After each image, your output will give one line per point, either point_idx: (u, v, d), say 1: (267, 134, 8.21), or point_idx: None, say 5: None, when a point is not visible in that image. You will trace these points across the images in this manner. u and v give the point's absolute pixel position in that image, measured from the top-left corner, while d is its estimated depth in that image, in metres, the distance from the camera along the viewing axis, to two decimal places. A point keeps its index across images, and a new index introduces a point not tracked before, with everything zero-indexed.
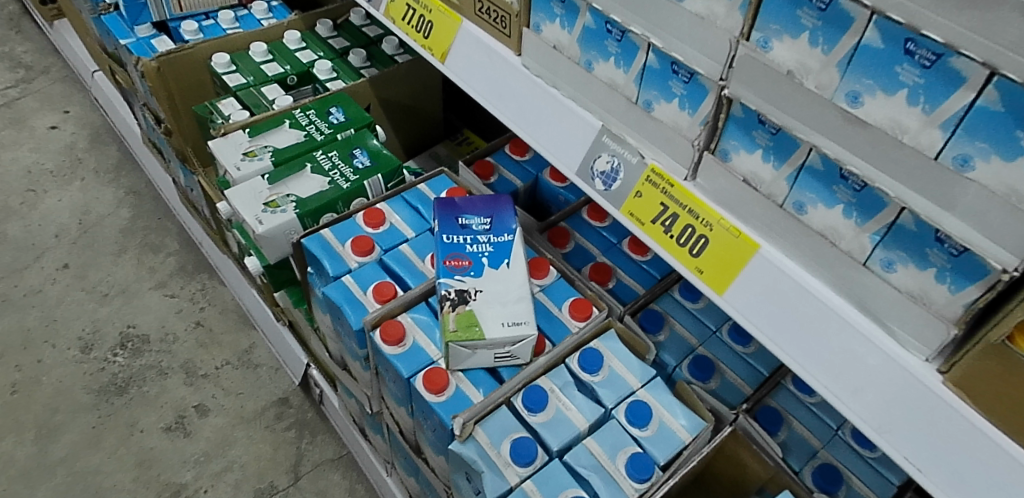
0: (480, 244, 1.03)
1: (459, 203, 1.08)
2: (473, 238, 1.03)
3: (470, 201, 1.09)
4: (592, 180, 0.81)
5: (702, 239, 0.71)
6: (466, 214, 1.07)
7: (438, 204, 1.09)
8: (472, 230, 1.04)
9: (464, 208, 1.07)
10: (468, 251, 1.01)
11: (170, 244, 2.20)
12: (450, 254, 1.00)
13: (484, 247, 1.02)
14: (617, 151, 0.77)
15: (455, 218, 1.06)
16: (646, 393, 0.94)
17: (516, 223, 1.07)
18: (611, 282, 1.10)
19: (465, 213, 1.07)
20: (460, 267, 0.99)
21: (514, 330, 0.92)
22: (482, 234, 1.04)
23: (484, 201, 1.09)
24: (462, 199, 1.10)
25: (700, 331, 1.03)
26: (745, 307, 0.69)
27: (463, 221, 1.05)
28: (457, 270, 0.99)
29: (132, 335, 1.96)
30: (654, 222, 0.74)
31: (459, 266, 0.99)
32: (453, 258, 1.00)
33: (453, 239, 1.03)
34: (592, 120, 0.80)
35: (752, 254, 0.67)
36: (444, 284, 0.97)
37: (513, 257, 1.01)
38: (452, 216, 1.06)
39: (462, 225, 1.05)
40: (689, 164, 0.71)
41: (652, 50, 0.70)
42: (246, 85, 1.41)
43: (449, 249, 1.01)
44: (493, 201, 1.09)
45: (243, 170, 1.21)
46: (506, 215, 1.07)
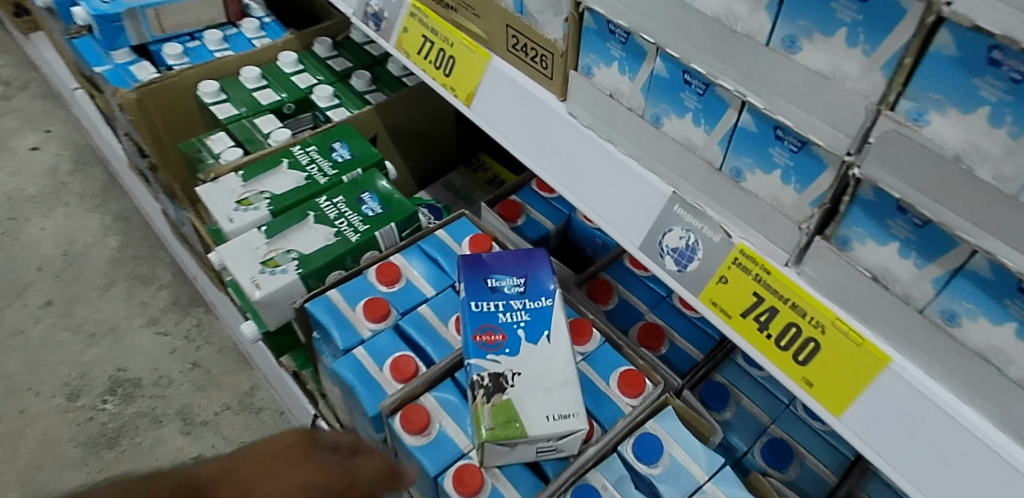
0: (515, 312, 0.88)
1: (487, 261, 0.94)
2: (505, 305, 0.89)
3: (500, 258, 0.94)
4: (661, 258, 0.66)
5: (811, 343, 0.57)
6: (495, 274, 0.92)
7: (463, 262, 0.94)
8: (504, 295, 0.90)
9: (493, 268, 0.93)
10: (501, 322, 0.87)
11: (163, 275, 2.05)
12: (481, 327, 0.86)
13: (520, 315, 0.88)
14: (693, 224, 0.63)
15: (483, 279, 0.92)
16: (715, 488, 0.81)
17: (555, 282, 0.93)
18: (664, 347, 0.96)
19: (494, 272, 0.92)
20: (492, 342, 0.85)
21: (561, 425, 0.78)
22: (516, 299, 0.90)
23: (516, 256, 0.94)
24: (489, 254, 0.95)
25: (770, 404, 0.89)
26: (869, 434, 0.55)
27: (492, 283, 0.91)
28: (490, 346, 0.85)
29: (123, 379, 1.82)
30: (745, 316, 0.61)
31: (491, 341, 0.85)
32: (485, 331, 0.86)
33: (482, 307, 0.88)
34: (659, 185, 0.66)
35: (881, 368, 0.53)
36: (474, 365, 0.83)
37: (554, 327, 0.87)
38: (479, 277, 0.92)
39: (493, 289, 0.90)
40: (792, 250, 0.57)
41: (748, 109, 0.55)
42: (238, 117, 1.26)
43: (479, 319, 0.87)
44: (526, 256, 0.94)
45: (236, 222, 1.07)
46: (543, 274, 0.93)
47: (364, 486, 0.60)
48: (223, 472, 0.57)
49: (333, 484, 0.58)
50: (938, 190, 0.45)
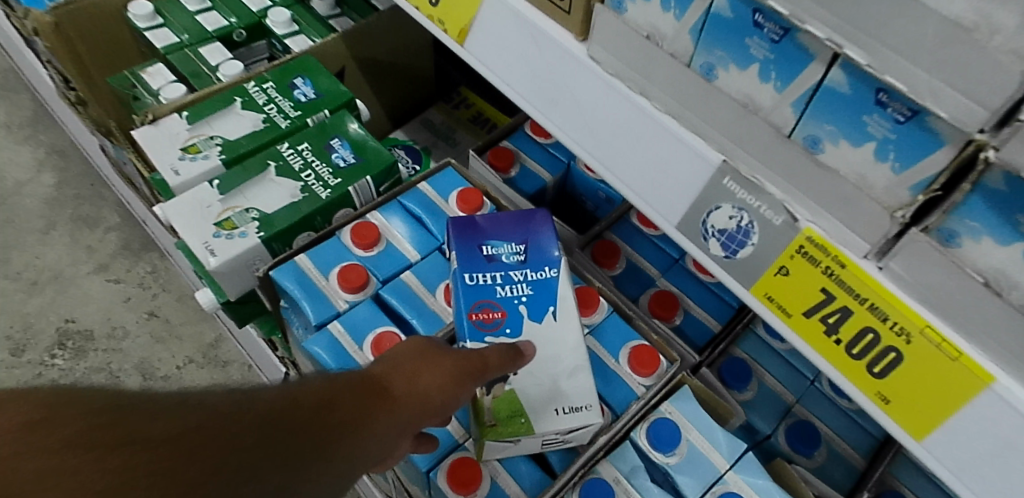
0: (515, 285, 0.77)
1: (481, 225, 0.81)
2: (504, 277, 0.77)
3: (495, 221, 0.82)
4: (707, 241, 0.56)
5: (891, 353, 0.48)
6: (491, 240, 0.80)
7: (452, 226, 0.82)
8: (503, 265, 0.78)
9: (488, 233, 0.81)
10: (500, 297, 0.76)
11: (110, 217, 1.87)
12: (477, 304, 0.75)
13: (521, 288, 0.77)
14: (747, 202, 0.52)
15: (477, 246, 0.79)
16: (737, 478, 0.74)
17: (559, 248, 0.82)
18: (677, 317, 0.86)
19: (489, 238, 0.80)
20: (491, 321, 0.74)
21: (573, 419, 0.70)
22: (516, 270, 0.78)
23: (514, 219, 0.82)
24: (483, 216, 0.83)
25: (793, 380, 0.82)
26: (958, 462, 0.46)
27: (488, 250, 0.79)
28: (488, 326, 0.74)
29: (73, 331, 1.68)
30: (809, 316, 0.51)
31: (489, 320, 0.74)
32: (482, 309, 0.75)
33: (478, 280, 0.77)
34: (704, 152, 0.53)
35: (980, 391, 0.43)
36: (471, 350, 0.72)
37: (560, 302, 0.77)
38: (473, 244, 0.79)
39: (490, 258, 0.78)
40: (876, 242, 0.46)
41: (841, 64, 0.43)
42: (179, 45, 1.08)
43: (474, 295, 0.76)
44: (526, 218, 0.83)
45: (183, 175, 0.91)
46: (546, 239, 0.81)
47: (494, 366, 0.63)
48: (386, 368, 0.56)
49: (471, 366, 0.60)
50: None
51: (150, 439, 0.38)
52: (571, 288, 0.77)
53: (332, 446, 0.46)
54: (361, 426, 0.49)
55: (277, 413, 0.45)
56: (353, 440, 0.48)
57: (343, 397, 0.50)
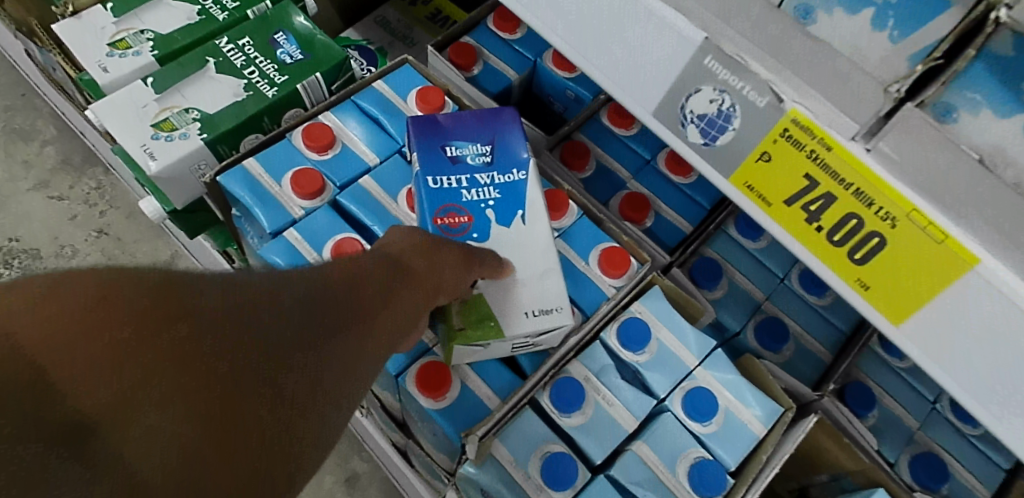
0: (481, 189, 0.73)
1: (444, 125, 0.76)
2: (470, 181, 0.73)
3: (456, 120, 0.77)
4: (684, 127, 0.52)
5: (874, 238, 0.46)
6: (455, 141, 0.75)
7: (412, 126, 0.76)
8: (468, 168, 0.73)
9: (451, 133, 0.75)
10: (465, 201, 0.72)
11: (46, 129, 1.74)
12: (442, 208, 0.71)
13: (488, 192, 0.73)
14: (729, 84, 0.47)
15: (440, 147, 0.74)
16: (706, 373, 0.74)
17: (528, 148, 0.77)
18: (649, 219, 0.82)
19: (453, 139, 0.75)
20: (457, 226, 0.70)
21: (543, 322, 0.68)
22: (482, 172, 0.73)
23: (478, 120, 0.77)
24: (447, 115, 0.78)
25: (763, 279, 0.81)
26: (935, 346, 0.46)
27: (452, 152, 0.74)
28: (454, 232, 0.70)
29: (18, 250, 1.59)
30: (790, 204, 0.49)
31: (456, 225, 0.70)
32: (447, 214, 0.71)
33: (441, 184, 0.72)
34: (683, 30, 0.48)
35: (964, 274, 0.42)
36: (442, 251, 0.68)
37: (529, 205, 0.73)
38: (436, 144, 0.74)
39: (454, 160, 0.73)
40: (866, 122, 0.43)
41: None
42: None
43: (437, 199, 0.71)
44: (491, 117, 0.77)
45: (113, 72, 0.83)
46: (513, 139, 0.76)
47: (484, 265, 0.65)
48: (386, 261, 0.57)
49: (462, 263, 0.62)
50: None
51: (215, 329, 0.37)
52: (540, 190, 0.74)
53: (359, 321, 0.49)
54: (378, 305, 0.52)
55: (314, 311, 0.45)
56: (372, 317, 0.50)
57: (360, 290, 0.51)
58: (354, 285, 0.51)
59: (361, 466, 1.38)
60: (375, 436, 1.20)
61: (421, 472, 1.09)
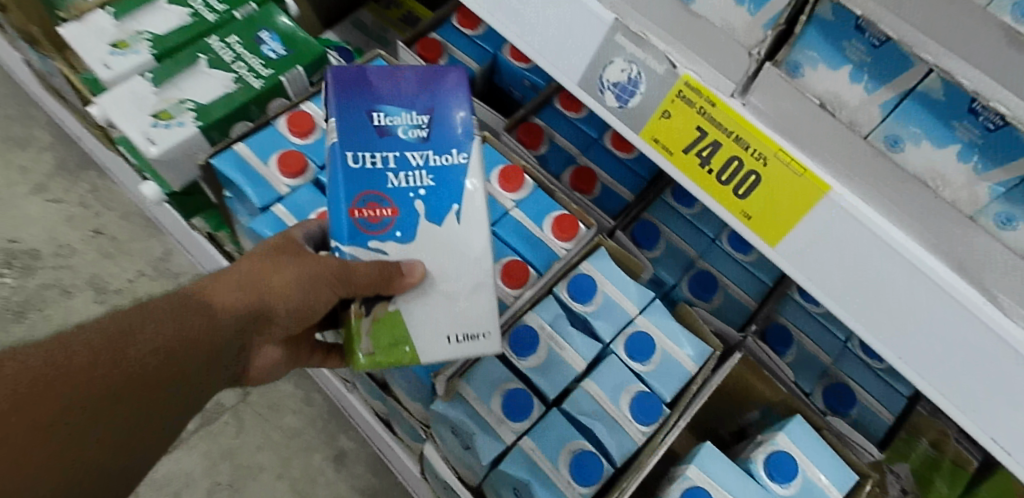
0: (412, 172, 0.62)
1: (373, 85, 0.63)
2: (399, 160, 0.62)
3: (385, 78, 0.63)
4: (602, 94, 0.62)
5: (752, 176, 0.56)
6: (384, 105, 0.62)
7: (329, 79, 0.63)
8: (399, 142, 0.62)
9: (381, 95, 0.63)
10: (390, 189, 0.62)
11: (41, 136, 1.82)
12: (361, 196, 0.61)
13: (419, 178, 0.63)
14: (635, 55, 0.58)
15: (364, 113, 0.62)
16: (646, 321, 0.84)
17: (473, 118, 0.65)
18: (596, 190, 0.93)
19: (382, 103, 0.63)
20: (378, 221, 0.61)
21: (467, 349, 0.63)
22: (415, 151, 0.63)
23: (414, 81, 0.64)
24: (377, 67, 0.64)
25: (698, 240, 0.91)
26: (804, 263, 0.57)
27: (380, 119, 0.62)
28: (374, 228, 0.61)
29: (19, 251, 1.68)
30: (687, 152, 0.59)
31: (376, 219, 0.61)
32: (367, 204, 0.61)
33: (362, 164, 0.61)
34: (599, 11, 0.58)
35: (819, 198, 0.53)
36: (347, 254, 0.60)
37: (465, 199, 0.64)
38: (361, 108, 0.62)
39: (382, 132, 0.62)
40: (739, 80, 0.53)
41: None
42: None
43: (356, 184, 0.61)
44: (433, 78, 0.65)
45: (115, 69, 0.92)
46: (456, 108, 0.64)
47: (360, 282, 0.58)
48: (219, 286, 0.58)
49: (324, 274, 0.58)
50: (919, 13, 0.42)
51: None
52: (484, 195, 0.65)
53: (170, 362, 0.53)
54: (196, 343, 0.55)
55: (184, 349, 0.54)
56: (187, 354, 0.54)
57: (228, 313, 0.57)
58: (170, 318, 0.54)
59: (348, 444, 1.46)
60: (360, 411, 1.29)
61: (404, 438, 1.17)
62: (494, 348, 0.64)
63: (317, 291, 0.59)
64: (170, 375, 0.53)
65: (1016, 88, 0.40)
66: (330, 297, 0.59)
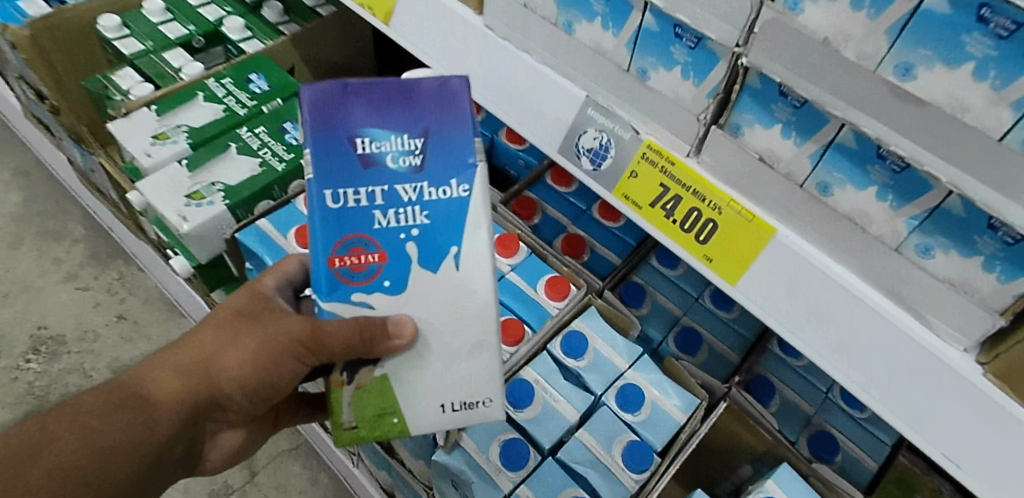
0: (403, 209, 0.59)
1: (356, 106, 0.58)
2: (388, 196, 0.58)
3: (369, 97, 0.58)
4: (578, 158, 0.71)
5: (710, 223, 0.64)
6: (369, 130, 0.58)
7: (303, 99, 0.58)
8: (388, 172, 0.58)
9: (365, 118, 0.58)
10: (378, 231, 0.59)
11: (75, 229, 1.95)
12: (343, 243, 0.58)
13: (410, 215, 0.59)
14: (605, 125, 0.68)
15: (346, 140, 0.57)
16: (635, 374, 0.89)
17: (476, 143, 0.60)
18: (585, 255, 1.01)
19: (367, 127, 0.58)
20: (364, 267, 0.59)
21: (465, 415, 0.64)
22: (405, 184, 0.59)
23: (405, 101, 0.58)
24: (359, 81, 0.58)
25: (682, 298, 0.99)
26: (760, 299, 0.63)
27: (364, 147, 0.58)
28: (358, 276, 0.59)
29: (45, 337, 1.76)
30: (653, 206, 0.67)
31: (361, 266, 0.59)
32: (350, 250, 0.59)
33: (344, 203, 0.58)
34: (573, 90, 0.69)
35: (768, 240, 0.61)
36: (326, 311, 0.60)
37: (464, 237, 0.60)
38: (342, 134, 0.57)
39: (366, 163, 0.58)
40: (693, 142, 0.63)
41: (650, 9, 0.59)
42: (145, 52, 1.20)
43: (338, 229, 0.58)
44: (429, 93, 0.59)
45: (154, 157, 1.04)
46: (455, 132, 0.59)
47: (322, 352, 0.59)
48: (183, 354, 0.66)
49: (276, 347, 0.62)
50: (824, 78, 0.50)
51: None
52: (489, 235, 0.61)
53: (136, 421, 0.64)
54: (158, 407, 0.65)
55: (148, 424, 0.65)
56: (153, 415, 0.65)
57: (189, 385, 0.66)
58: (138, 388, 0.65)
59: None
60: (366, 485, 1.31)
61: None
62: (494, 413, 0.64)
63: (278, 363, 0.63)
64: (147, 438, 0.65)
65: (911, 135, 0.48)
66: (295, 366, 0.63)
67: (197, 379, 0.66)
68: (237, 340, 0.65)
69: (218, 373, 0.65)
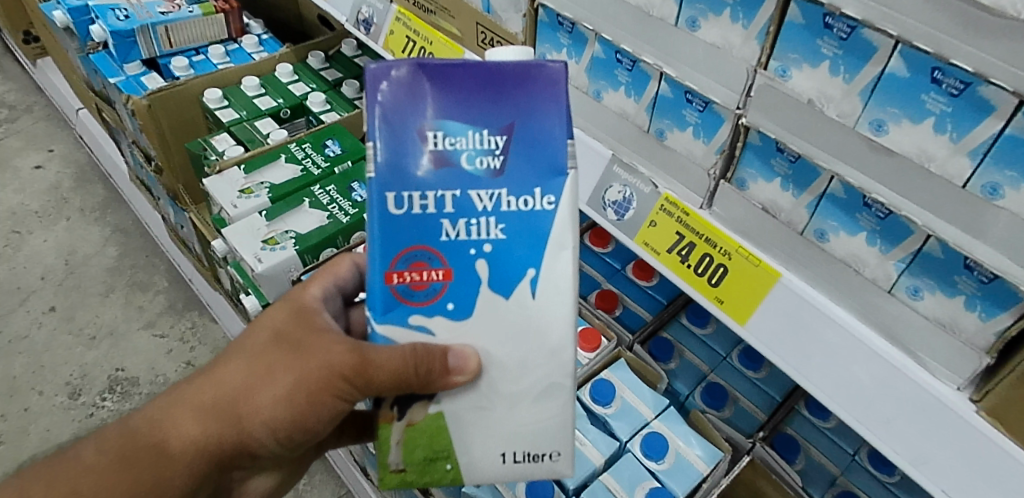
0: (476, 220, 0.54)
1: (432, 94, 0.53)
2: (460, 203, 0.54)
3: (446, 82, 0.52)
4: (604, 210, 0.80)
5: (721, 267, 0.70)
6: (444, 123, 0.53)
7: (371, 81, 0.53)
8: (462, 175, 0.54)
9: (440, 109, 0.53)
10: (446, 243, 0.54)
11: (159, 281, 2.14)
12: (403, 256, 0.54)
13: (484, 226, 0.54)
14: (628, 181, 0.77)
15: (416, 136, 0.53)
16: (660, 423, 0.92)
17: (566, 146, 0.54)
18: (617, 309, 1.08)
19: (441, 120, 0.53)
20: (427, 283, 0.55)
21: (526, 467, 0.59)
22: (480, 191, 0.54)
23: (488, 91, 0.53)
24: (440, 61, 0.52)
25: (710, 357, 1.03)
26: (767, 337, 0.68)
27: (437, 142, 0.53)
28: (419, 294, 0.55)
29: (121, 378, 1.92)
30: (670, 251, 0.74)
31: (424, 281, 0.55)
32: (412, 265, 0.54)
33: (408, 209, 0.53)
34: (602, 149, 0.79)
35: (774, 283, 0.66)
36: (381, 335, 0.56)
37: (546, 259, 0.55)
38: (413, 125, 0.53)
39: (438, 162, 0.53)
40: (704, 194, 0.71)
41: (665, 79, 0.68)
42: (239, 120, 1.38)
43: (401, 239, 0.54)
44: (515, 82, 0.53)
45: (240, 208, 1.18)
46: (543, 130, 0.54)
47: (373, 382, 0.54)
48: (208, 390, 0.60)
49: (321, 379, 0.57)
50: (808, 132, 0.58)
51: None
52: (574, 259, 0.55)
53: (164, 467, 0.61)
54: (184, 452, 0.61)
55: (166, 475, 0.61)
56: (178, 459, 0.61)
57: (215, 428, 0.60)
58: (164, 429, 0.62)
59: None
60: None
61: None
62: (560, 469, 0.59)
63: (317, 402, 0.57)
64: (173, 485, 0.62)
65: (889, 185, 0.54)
66: (336, 406, 0.58)
67: (223, 422, 0.60)
68: (269, 378, 0.58)
69: (248, 416, 0.59)
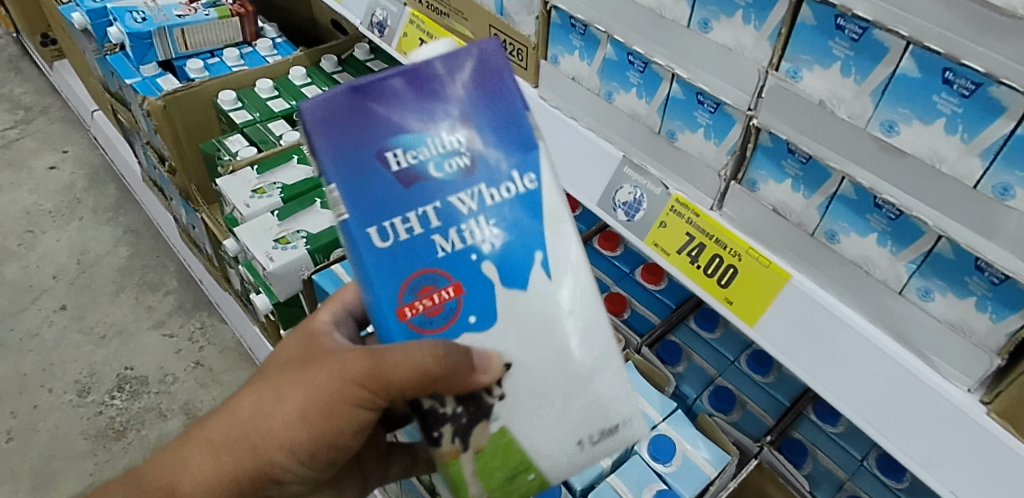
0: (465, 225, 0.54)
1: (382, 115, 0.53)
2: (446, 213, 0.54)
3: (390, 98, 0.53)
4: (614, 211, 0.80)
5: (730, 268, 0.70)
6: (401, 139, 0.53)
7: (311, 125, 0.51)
8: (437, 185, 0.54)
9: (392, 128, 0.53)
10: (444, 257, 0.54)
11: (169, 282, 2.16)
12: (409, 285, 0.53)
13: (476, 228, 0.55)
14: (638, 182, 0.77)
15: (380, 162, 0.53)
16: (668, 426, 0.92)
17: (526, 122, 0.56)
18: (626, 312, 1.08)
19: (399, 137, 0.53)
20: (439, 303, 0.54)
21: (606, 446, 0.57)
22: (461, 194, 0.54)
23: (432, 95, 0.54)
24: (371, 81, 0.53)
25: (719, 361, 1.03)
26: (780, 341, 0.68)
27: (399, 162, 0.53)
28: (436, 320, 0.54)
29: (130, 377, 1.93)
30: (680, 252, 0.74)
31: (433, 301, 0.54)
32: (420, 291, 0.53)
33: (394, 237, 0.53)
34: (613, 151, 0.80)
35: (784, 284, 0.67)
36: None
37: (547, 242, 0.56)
38: (370, 152, 0.52)
39: (410, 180, 0.53)
40: (715, 195, 0.71)
41: (676, 80, 0.69)
42: (253, 121, 1.40)
43: (400, 268, 0.53)
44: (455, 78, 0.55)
45: (252, 207, 1.19)
46: (494, 116, 0.56)
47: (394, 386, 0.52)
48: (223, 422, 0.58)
49: (336, 392, 0.55)
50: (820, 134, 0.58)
51: None
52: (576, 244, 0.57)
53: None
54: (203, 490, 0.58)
55: None
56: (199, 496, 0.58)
57: (231, 461, 0.58)
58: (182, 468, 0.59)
59: None
60: None
61: None
62: (637, 432, 0.58)
63: (335, 414, 0.56)
64: None
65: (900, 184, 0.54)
66: (357, 414, 0.56)
67: (240, 454, 0.58)
68: (280, 400, 0.56)
69: (266, 440, 0.57)
